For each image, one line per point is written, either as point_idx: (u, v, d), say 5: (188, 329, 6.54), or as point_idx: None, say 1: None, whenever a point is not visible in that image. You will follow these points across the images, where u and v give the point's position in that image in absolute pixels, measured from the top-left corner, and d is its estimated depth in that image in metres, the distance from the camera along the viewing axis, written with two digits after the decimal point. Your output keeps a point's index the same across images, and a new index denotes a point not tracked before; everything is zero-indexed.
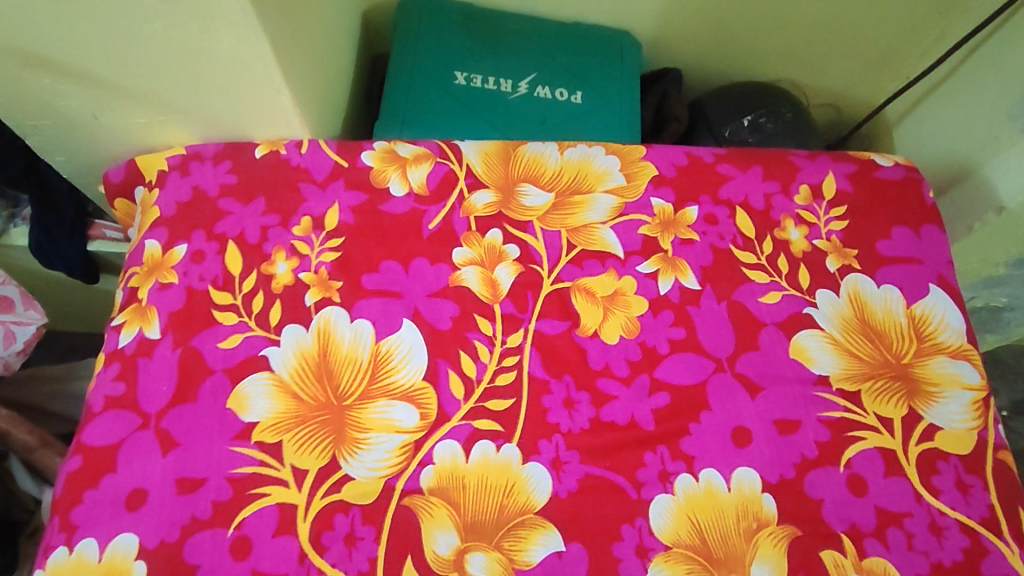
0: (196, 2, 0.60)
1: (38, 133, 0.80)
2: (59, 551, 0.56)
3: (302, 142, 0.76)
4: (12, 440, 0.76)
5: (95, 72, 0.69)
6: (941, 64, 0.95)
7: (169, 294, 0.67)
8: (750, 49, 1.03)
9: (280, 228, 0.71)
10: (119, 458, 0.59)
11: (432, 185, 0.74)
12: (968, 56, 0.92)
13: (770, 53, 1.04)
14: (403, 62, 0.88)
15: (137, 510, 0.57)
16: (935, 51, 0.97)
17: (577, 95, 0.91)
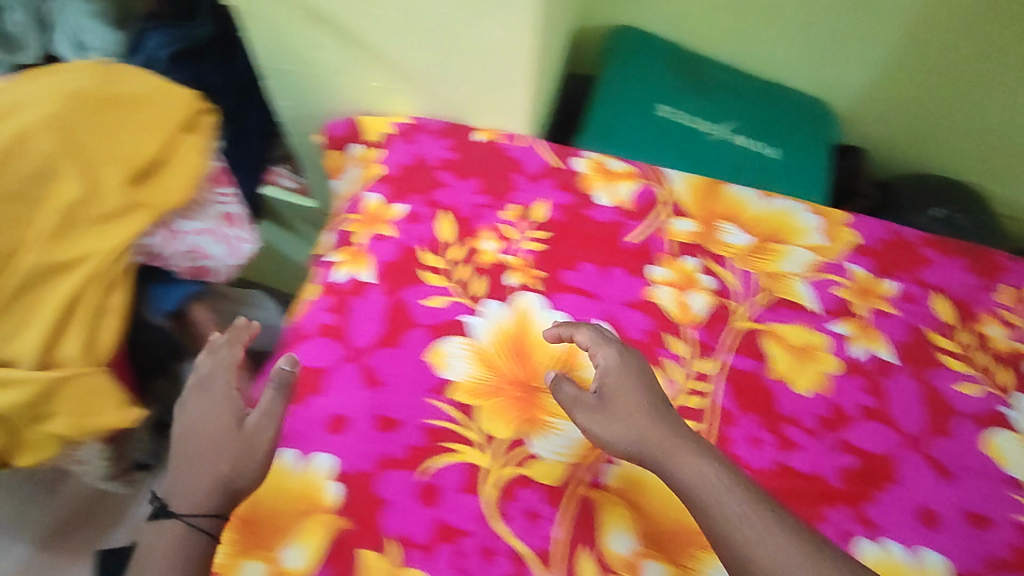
0: None
1: (277, 78, 0.86)
2: (263, 454, 0.61)
3: (521, 138, 0.79)
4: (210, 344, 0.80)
5: (358, 30, 0.74)
6: None
7: (384, 245, 0.71)
8: (940, 146, 1.03)
9: (491, 210, 0.74)
10: (327, 383, 0.64)
11: (637, 203, 0.76)
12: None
13: (959, 155, 1.04)
14: (610, 83, 0.89)
15: (340, 435, 0.61)
16: None
17: (770, 149, 0.90)
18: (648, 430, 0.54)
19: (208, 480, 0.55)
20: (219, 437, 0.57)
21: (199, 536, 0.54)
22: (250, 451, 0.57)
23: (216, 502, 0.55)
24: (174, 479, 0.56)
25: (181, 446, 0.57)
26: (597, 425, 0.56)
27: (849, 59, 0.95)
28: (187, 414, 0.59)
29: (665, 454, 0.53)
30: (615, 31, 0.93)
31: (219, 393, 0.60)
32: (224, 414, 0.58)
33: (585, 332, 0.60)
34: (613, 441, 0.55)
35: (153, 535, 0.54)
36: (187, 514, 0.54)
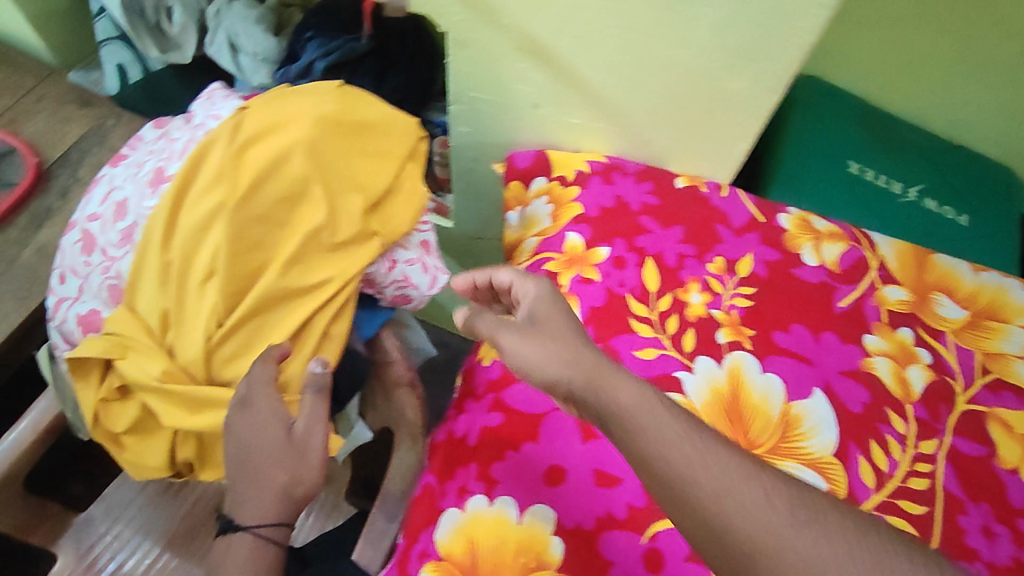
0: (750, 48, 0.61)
1: (467, 104, 0.84)
2: (479, 498, 0.60)
3: (722, 187, 0.77)
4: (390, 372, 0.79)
5: (577, 70, 0.71)
6: None
7: (590, 289, 0.70)
8: None
9: (696, 260, 0.72)
10: (542, 431, 0.63)
11: (844, 266, 0.73)
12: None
13: None
14: (798, 135, 0.88)
15: (556, 488, 0.60)
16: None
17: (962, 216, 0.86)
18: (553, 344, 0.49)
19: (271, 492, 0.58)
20: (266, 451, 0.58)
21: (272, 548, 0.58)
22: (305, 459, 0.59)
23: (279, 512, 0.58)
24: (245, 495, 0.58)
25: (240, 463, 0.58)
26: (527, 342, 0.50)
27: None
28: (235, 435, 0.57)
29: (589, 378, 0.47)
30: (802, 82, 0.93)
31: (265, 410, 0.58)
32: (274, 425, 0.58)
33: (509, 270, 0.59)
34: (533, 363, 0.49)
35: (224, 546, 0.58)
36: (257, 526, 0.58)
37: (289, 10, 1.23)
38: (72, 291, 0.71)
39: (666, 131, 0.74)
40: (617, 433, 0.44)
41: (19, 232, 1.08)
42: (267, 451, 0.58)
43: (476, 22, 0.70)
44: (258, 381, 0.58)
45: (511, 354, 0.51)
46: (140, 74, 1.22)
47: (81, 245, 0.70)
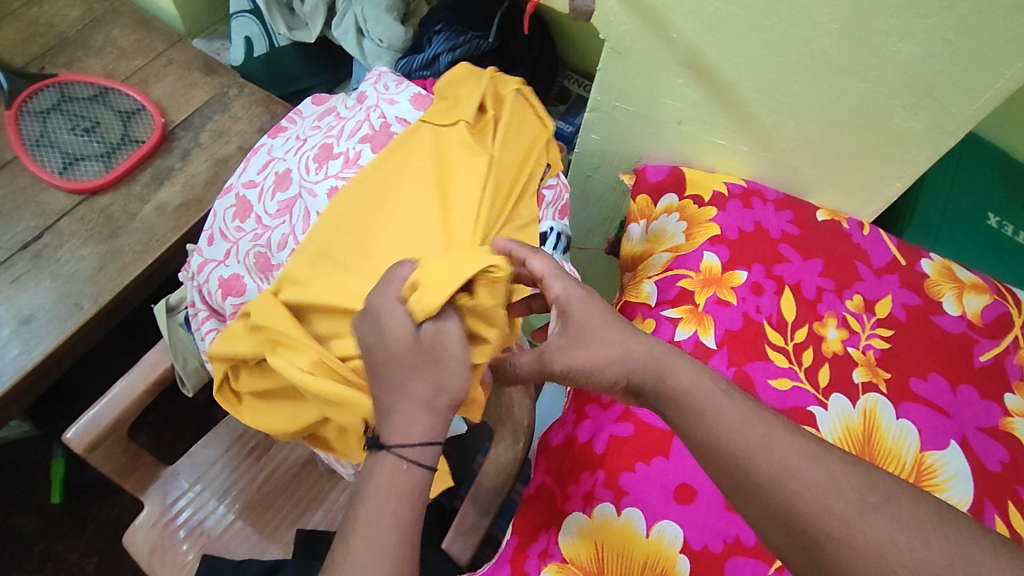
0: (932, 86, 0.64)
1: (608, 113, 0.87)
2: (607, 506, 0.59)
3: (864, 225, 0.77)
4: None
5: (737, 92, 0.74)
6: None
7: (728, 311, 0.70)
8: None
9: (834, 295, 0.72)
10: (673, 448, 0.61)
11: (987, 319, 0.72)
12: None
13: None
14: (940, 182, 0.88)
15: (684, 506, 0.58)
16: None
17: None
18: (613, 359, 0.53)
19: (414, 406, 0.49)
20: (402, 356, 0.49)
21: (419, 471, 0.48)
22: (440, 367, 0.50)
23: (422, 431, 0.48)
24: (387, 405, 0.50)
25: (378, 368, 0.51)
26: (583, 363, 0.54)
27: None
28: (363, 341, 0.51)
29: (660, 373, 0.52)
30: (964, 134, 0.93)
31: (394, 310, 0.51)
32: (402, 325, 0.50)
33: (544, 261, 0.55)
34: (597, 368, 0.53)
35: (366, 466, 0.49)
36: (399, 447, 0.48)
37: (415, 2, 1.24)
38: (220, 254, 0.73)
39: (817, 162, 0.77)
40: (677, 418, 0.51)
41: (142, 188, 1.12)
42: (400, 357, 0.49)
43: (646, 36, 0.73)
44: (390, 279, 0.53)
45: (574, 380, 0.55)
46: (265, 49, 1.26)
47: (234, 211, 0.72)
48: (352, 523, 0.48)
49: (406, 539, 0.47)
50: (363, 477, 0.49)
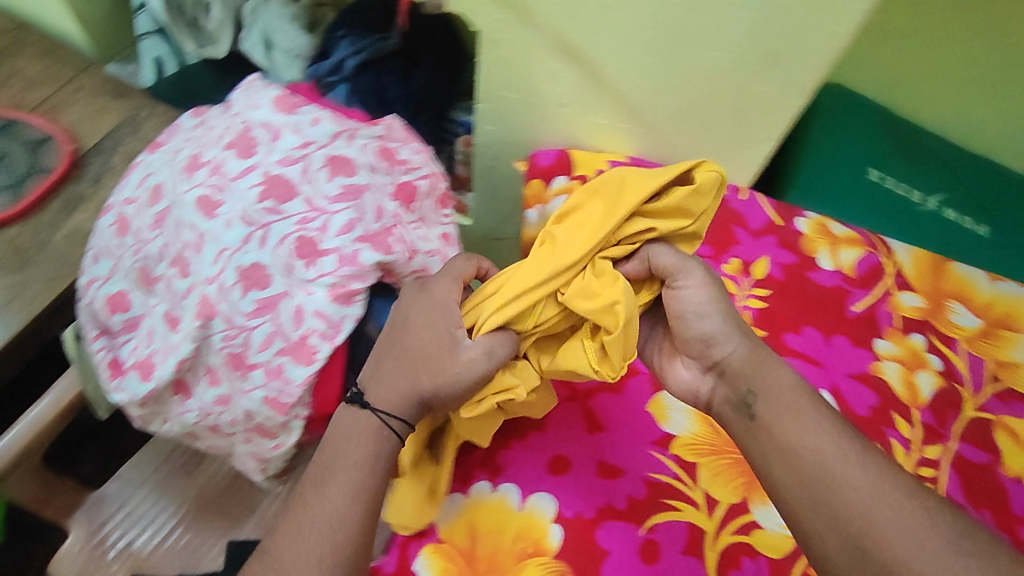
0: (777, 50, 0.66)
1: (495, 103, 0.86)
2: (482, 484, 0.60)
3: (742, 190, 0.78)
4: None
5: (605, 70, 0.74)
6: None
7: None
8: None
9: (711, 261, 0.74)
10: (548, 421, 0.64)
11: (860, 271, 0.74)
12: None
13: None
14: (823, 141, 0.90)
15: (557, 476, 0.60)
16: None
17: (983, 226, 0.87)
18: (728, 314, 0.57)
19: (408, 380, 0.56)
20: (425, 339, 0.57)
21: (391, 436, 0.56)
22: (447, 368, 0.55)
23: (399, 405, 0.56)
24: (388, 373, 0.57)
25: (401, 326, 0.58)
26: (706, 292, 0.57)
27: None
28: (405, 311, 0.59)
29: (756, 359, 0.56)
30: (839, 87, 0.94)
31: (438, 298, 0.58)
32: (438, 315, 0.57)
33: (663, 250, 0.57)
34: (697, 326, 0.57)
35: (347, 419, 0.57)
36: (383, 411, 0.56)
37: (322, 9, 1.23)
38: (104, 272, 0.73)
39: (694, 135, 0.77)
40: (764, 404, 0.54)
41: (53, 216, 1.12)
42: (422, 344, 0.57)
43: (515, 23, 0.73)
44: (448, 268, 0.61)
45: (682, 292, 0.57)
46: (176, 67, 1.25)
47: (114, 228, 0.72)
48: (326, 470, 0.55)
49: (372, 493, 0.54)
50: (338, 428, 0.57)
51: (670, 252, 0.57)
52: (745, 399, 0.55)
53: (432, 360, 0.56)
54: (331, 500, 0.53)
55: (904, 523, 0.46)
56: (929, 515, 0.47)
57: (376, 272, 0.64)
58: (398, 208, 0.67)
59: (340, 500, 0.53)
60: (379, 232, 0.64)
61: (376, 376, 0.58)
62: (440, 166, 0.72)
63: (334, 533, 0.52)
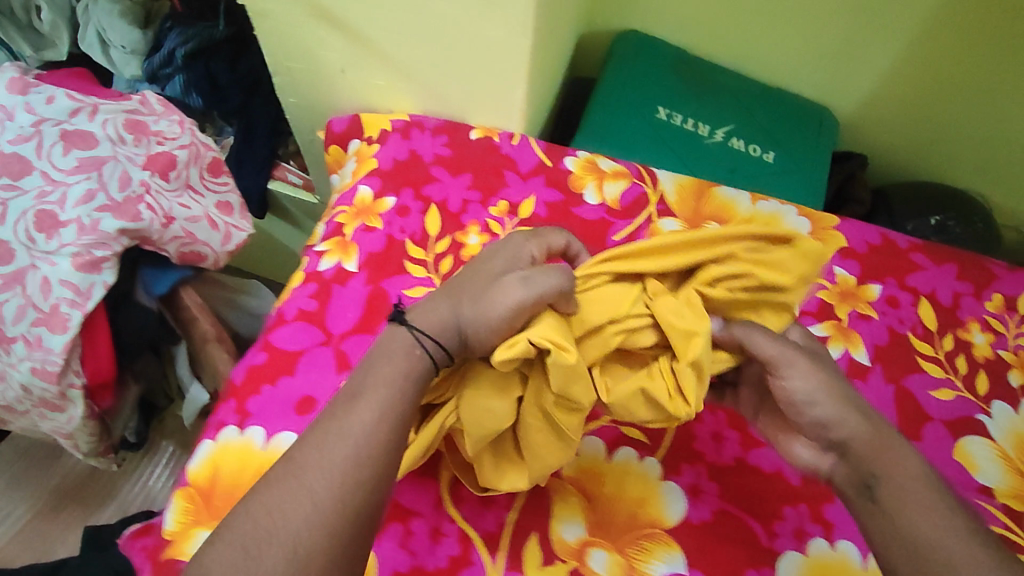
0: None
1: (288, 75, 0.88)
2: (231, 430, 0.64)
3: (516, 136, 0.81)
4: (196, 329, 0.79)
5: (362, 30, 0.75)
6: None
7: (371, 236, 0.73)
8: (929, 164, 1.01)
9: (479, 204, 0.76)
10: (300, 365, 0.67)
11: (624, 202, 0.77)
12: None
13: (950, 168, 1.01)
14: (613, 84, 0.91)
15: (304, 416, 0.64)
16: None
17: (770, 154, 0.90)
18: (842, 395, 0.50)
19: (448, 308, 0.52)
20: (476, 281, 0.53)
21: (422, 356, 0.51)
22: (483, 299, 0.51)
23: (441, 328, 0.51)
24: (435, 299, 0.54)
25: (462, 278, 0.55)
26: (817, 376, 0.50)
27: (855, 67, 0.92)
28: (489, 255, 0.56)
29: (878, 442, 0.48)
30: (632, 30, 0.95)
31: (523, 247, 0.56)
32: (500, 259, 0.55)
33: (744, 327, 0.52)
34: (820, 412, 0.49)
35: (386, 337, 0.52)
36: (420, 328, 0.51)
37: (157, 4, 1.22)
38: None
39: (462, 86, 0.78)
40: (890, 489, 0.47)
41: None
42: (490, 275, 0.54)
43: None
44: (541, 235, 0.59)
45: (787, 384, 0.50)
46: None
47: None
48: (358, 384, 0.49)
49: (400, 417, 0.48)
50: (379, 349, 0.51)
51: (779, 343, 0.50)
52: (867, 480, 0.48)
53: (476, 295, 0.52)
54: (362, 411, 0.47)
55: (940, 532, 0.45)
56: (978, 535, 0.45)
57: (125, 240, 0.66)
58: (149, 176, 0.69)
59: (367, 416, 0.47)
60: (124, 201, 0.67)
61: (428, 300, 0.54)
62: (202, 136, 0.75)
63: (356, 453, 0.45)
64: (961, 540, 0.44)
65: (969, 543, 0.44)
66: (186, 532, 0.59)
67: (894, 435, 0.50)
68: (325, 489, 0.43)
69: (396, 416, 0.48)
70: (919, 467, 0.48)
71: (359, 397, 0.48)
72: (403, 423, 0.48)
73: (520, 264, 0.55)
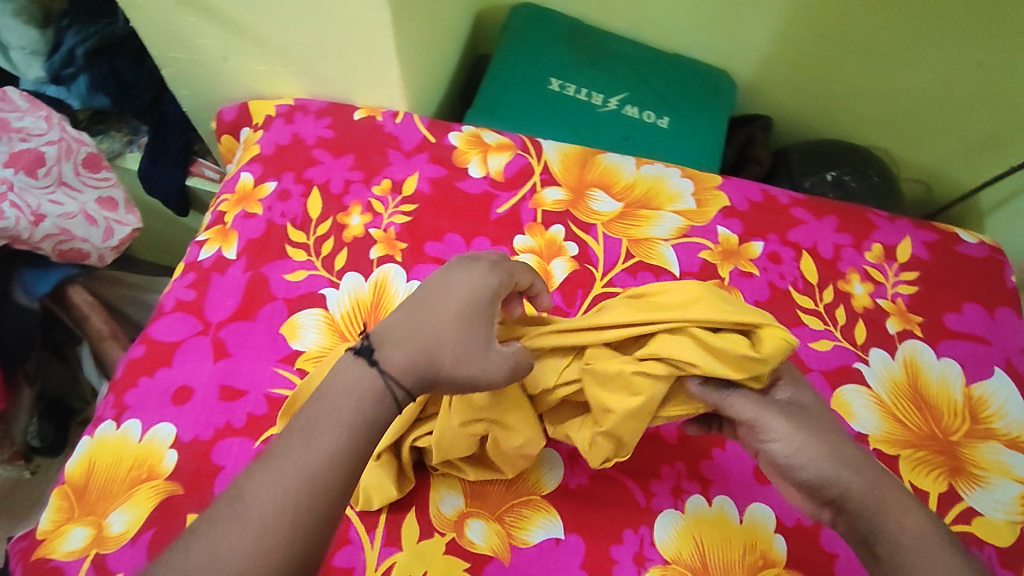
0: None
1: (173, 66, 0.86)
2: (107, 425, 0.63)
3: (399, 114, 0.81)
4: (88, 326, 0.77)
5: (231, 14, 0.74)
6: None
7: (251, 223, 0.73)
8: (831, 121, 1.02)
9: (361, 184, 0.76)
10: (176, 356, 0.66)
11: (507, 174, 0.77)
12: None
13: (852, 125, 1.02)
14: (505, 57, 0.91)
15: (180, 406, 0.63)
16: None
17: (664, 120, 0.90)
18: (831, 453, 0.48)
19: (422, 354, 0.45)
20: (454, 323, 0.46)
21: (392, 403, 0.44)
22: (470, 358, 0.46)
23: (410, 378, 0.45)
24: (404, 332, 0.46)
25: (434, 303, 0.47)
26: (803, 437, 0.48)
27: (746, 29, 0.92)
28: (452, 279, 0.48)
29: (879, 498, 0.47)
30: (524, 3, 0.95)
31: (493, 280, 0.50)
32: (478, 299, 0.48)
33: (739, 404, 0.49)
34: (813, 470, 0.47)
35: (347, 369, 0.45)
36: (387, 372, 0.44)
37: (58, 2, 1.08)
38: None
39: (341, 66, 0.78)
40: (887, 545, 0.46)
41: None
42: (468, 322, 0.47)
43: None
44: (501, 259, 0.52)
45: (768, 445, 0.48)
46: None
47: None
48: (312, 422, 0.42)
49: (356, 460, 0.42)
50: (337, 378, 0.45)
51: (747, 406, 0.49)
52: (864, 535, 0.47)
53: (462, 348, 0.46)
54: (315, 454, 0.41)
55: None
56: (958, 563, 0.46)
57: None
58: (12, 173, 0.68)
59: (322, 461, 0.41)
60: None
61: (395, 329, 0.46)
62: (73, 131, 0.73)
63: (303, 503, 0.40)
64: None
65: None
66: (58, 531, 0.58)
67: (891, 486, 0.48)
68: (261, 543, 0.38)
69: (357, 463, 0.43)
70: (924, 522, 0.47)
71: (315, 431, 0.42)
72: (359, 470, 0.43)
73: (491, 308, 0.48)
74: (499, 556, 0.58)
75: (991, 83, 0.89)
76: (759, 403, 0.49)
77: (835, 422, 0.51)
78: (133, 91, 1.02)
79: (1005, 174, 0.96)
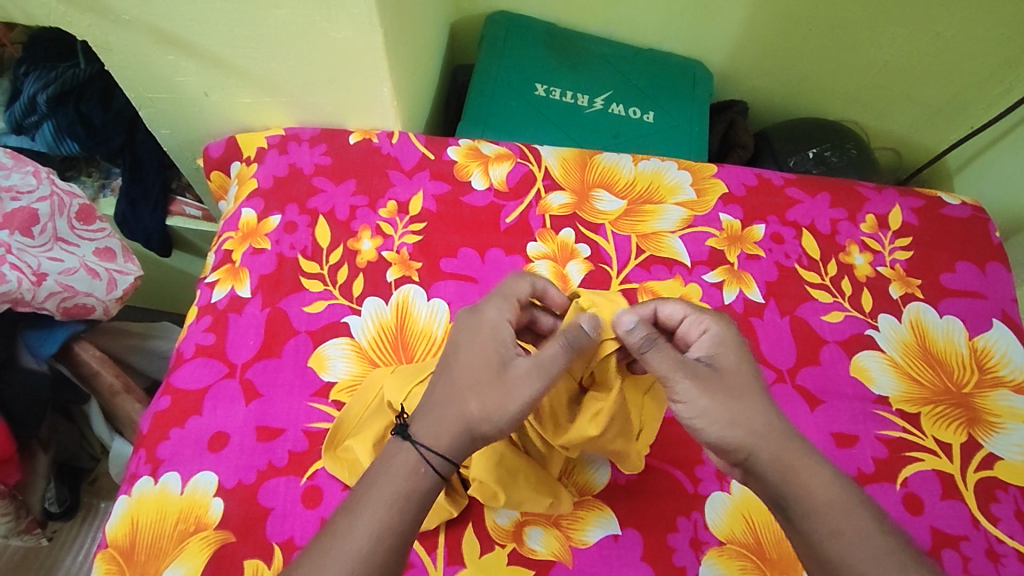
0: None
1: (152, 106, 0.83)
2: (144, 480, 0.61)
3: (394, 134, 0.80)
4: (100, 381, 0.75)
5: (213, 50, 0.72)
6: (994, 125, 0.98)
7: (260, 258, 0.72)
8: (801, 99, 1.06)
9: (367, 209, 0.75)
10: (205, 403, 0.64)
11: (511, 183, 0.78)
12: (1018, 123, 0.95)
13: (822, 102, 1.06)
14: (488, 68, 0.91)
15: (218, 452, 0.62)
16: (987, 113, 0.99)
17: (649, 114, 0.93)
18: (734, 420, 0.48)
19: (455, 415, 0.48)
20: (472, 378, 0.48)
21: (429, 474, 0.47)
22: (506, 399, 0.47)
23: (456, 441, 0.48)
24: (434, 405, 0.49)
25: (446, 373, 0.50)
26: (709, 401, 0.48)
27: (716, 20, 0.95)
28: (454, 339, 0.52)
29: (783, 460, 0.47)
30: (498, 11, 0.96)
31: (492, 320, 0.51)
32: (488, 345, 0.50)
33: (658, 360, 0.49)
34: (716, 430, 0.48)
35: (387, 451, 0.48)
36: (427, 444, 0.47)
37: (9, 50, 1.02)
38: None
39: (333, 91, 0.77)
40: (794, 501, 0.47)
41: None
42: (475, 368, 0.49)
43: (106, 24, 0.70)
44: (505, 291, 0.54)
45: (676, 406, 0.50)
46: None
47: None
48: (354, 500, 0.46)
49: (395, 535, 0.45)
50: (378, 463, 0.48)
51: (661, 363, 0.49)
52: (777, 499, 0.48)
53: (479, 389, 0.48)
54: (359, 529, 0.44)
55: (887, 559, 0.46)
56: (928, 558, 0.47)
57: None
58: (8, 236, 0.65)
59: (365, 532, 0.44)
60: None
61: (423, 410, 0.49)
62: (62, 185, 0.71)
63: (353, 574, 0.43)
64: (814, 535, 0.47)
65: (855, 546, 0.46)
66: None
67: (800, 447, 0.48)
68: None
69: (399, 534, 0.45)
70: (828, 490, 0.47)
71: (353, 508, 0.45)
72: (401, 540, 0.45)
73: (502, 343, 0.50)
74: (562, 559, 0.59)
75: (948, 52, 0.94)
76: (672, 359, 0.49)
77: (750, 380, 0.50)
78: (105, 133, 0.98)
79: (969, 135, 1.02)
